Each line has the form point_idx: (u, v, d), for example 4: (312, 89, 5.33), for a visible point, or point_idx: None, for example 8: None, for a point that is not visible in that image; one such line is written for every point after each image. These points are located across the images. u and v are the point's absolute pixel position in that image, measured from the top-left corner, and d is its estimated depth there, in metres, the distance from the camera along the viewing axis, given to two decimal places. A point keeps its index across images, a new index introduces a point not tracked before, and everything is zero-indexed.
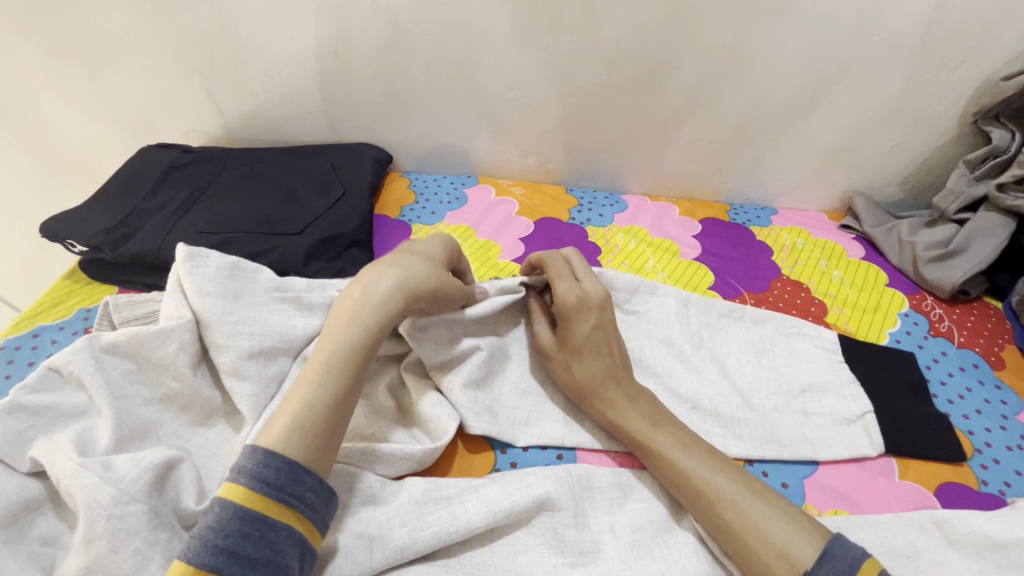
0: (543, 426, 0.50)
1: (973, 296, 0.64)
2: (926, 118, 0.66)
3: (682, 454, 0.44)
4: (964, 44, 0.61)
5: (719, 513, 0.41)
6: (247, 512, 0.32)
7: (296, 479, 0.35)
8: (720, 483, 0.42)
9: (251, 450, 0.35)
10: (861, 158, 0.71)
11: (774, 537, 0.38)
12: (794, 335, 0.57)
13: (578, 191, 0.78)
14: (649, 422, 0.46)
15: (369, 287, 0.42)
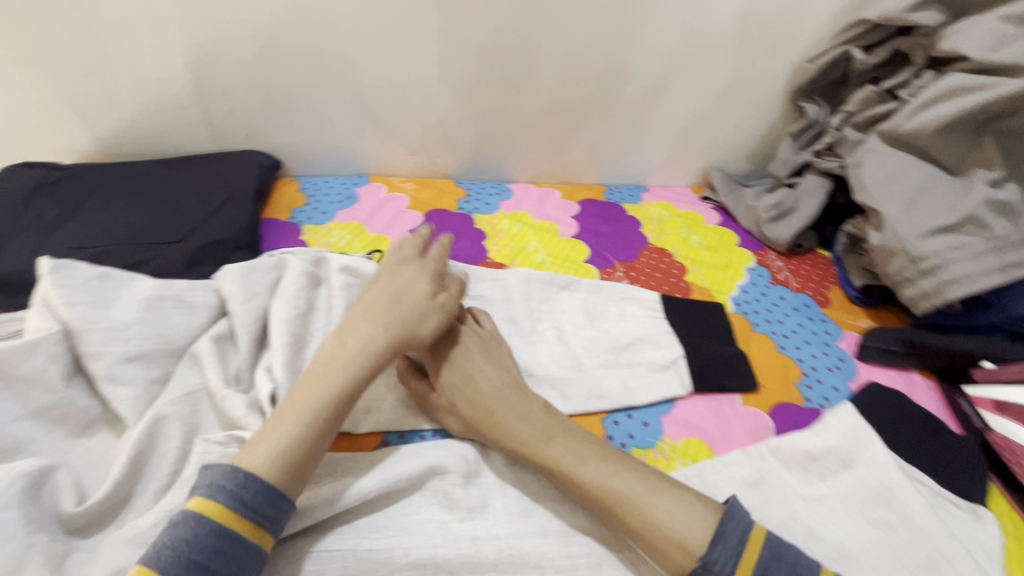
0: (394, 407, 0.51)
1: (807, 249, 0.74)
2: (757, 99, 0.77)
3: (578, 466, 0.44)
4: (775, 33, 0.71)
5: (622, 515, 0.42)
6: (226, 530, 0.36)
7: (273, 505, 0.38)
8: (617, 487, 0.43)
9: (231, 470, 0.38)
10: (711, 137, 0.81)
11: (669, 532, 0.40)
12: (624, 299, 0.64)
13: (467, 183, 0.82)
14: (541, 440, 0.46)
15: (359, 341, 0.46)
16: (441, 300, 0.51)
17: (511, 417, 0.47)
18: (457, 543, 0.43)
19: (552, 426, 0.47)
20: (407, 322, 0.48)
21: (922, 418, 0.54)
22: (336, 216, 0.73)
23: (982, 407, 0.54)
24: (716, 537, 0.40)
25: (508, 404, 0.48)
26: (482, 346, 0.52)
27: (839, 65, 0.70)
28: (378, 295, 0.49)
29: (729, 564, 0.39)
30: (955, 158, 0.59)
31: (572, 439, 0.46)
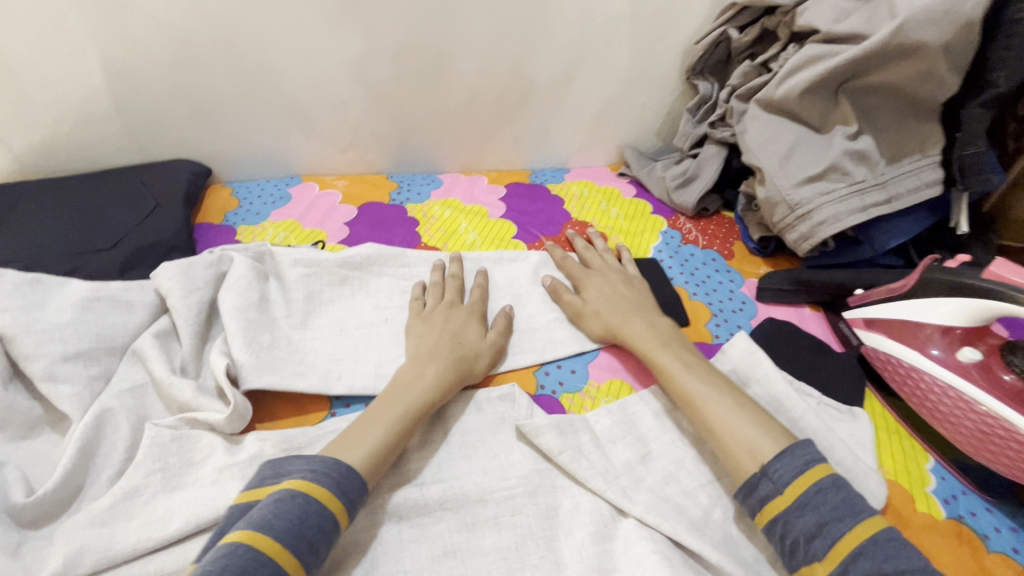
0: (355, 376, 0.55)
1: (712, 212, 0.83)
2: (657, 80, 0.84)
3: (685, 370, 0.52)
4: (664, 20, 0.79)
5: (699, 412, 0.49)
6: (328, 512, 0.38)
7: (360, 496, 0.41)
8: (701, 390, 0.50)
9: (333, 463, 0.41)
10: (621, 118, 0.88)
11: (742, 437, 0.45)
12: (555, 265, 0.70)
13: (398, 177, 0.86)
14: (660, 344, 0.55)
15: (426, 369, 0.52)
16: (492, 339, 0.58)
17: (642, 325, 0.58)
18: (405, 488, 0.47)
19: (675, 338, 0.56)
20: (467, 360, 0.54)
21: (811, 341, 0.62)
22: (270, 215, 0.75)
23: (855, 327, 0.62)
24: (783, 453, 0.43)
25: (627, 318, 0.59)
26: (622, 279, 0.65)
27: (721, 44, 0.79)
28: (438, 336, 0.56)
29: (792, 475, 0.42)
30: (818, 118, 0.69)
31: (688, 353, 0.54)
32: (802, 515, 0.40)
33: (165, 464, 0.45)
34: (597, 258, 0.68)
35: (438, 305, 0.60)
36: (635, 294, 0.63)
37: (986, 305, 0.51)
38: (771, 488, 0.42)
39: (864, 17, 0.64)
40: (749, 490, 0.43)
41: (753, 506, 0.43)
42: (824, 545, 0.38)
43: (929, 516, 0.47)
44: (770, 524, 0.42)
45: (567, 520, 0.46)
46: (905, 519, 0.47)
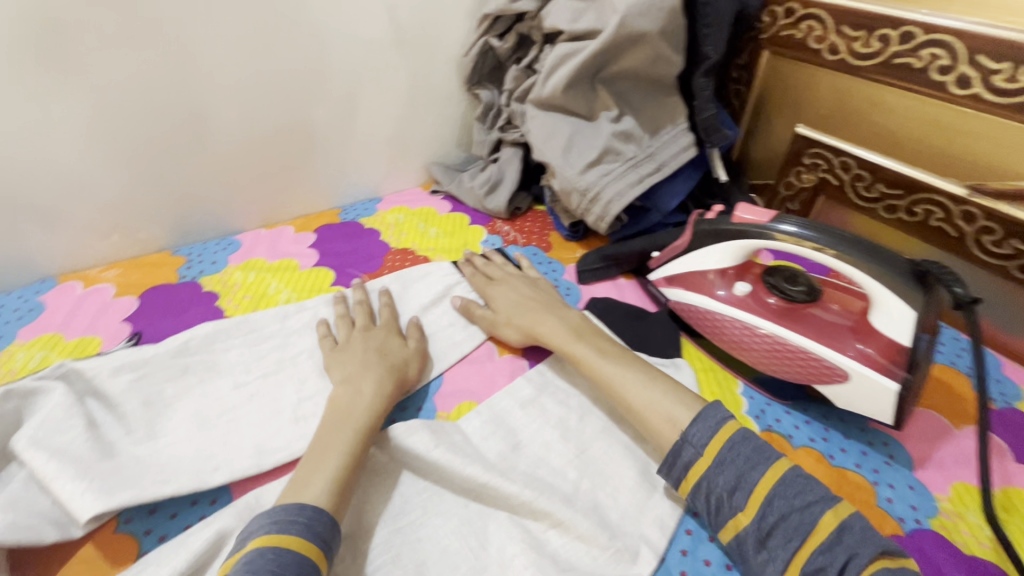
0: (234, 461, 0.50)
1: (525, 209, 0.87)
2: (441, 95, 0.86)
3: (600, 357, 0.55)
4: (429, 38, 0.80)
5: (618, 391, 0.52)
6: (306, 558, 0.37)
7: (332, 536, 0.40)
8: (616, 371, 0.53)
9: (300, 508, 0.40)
10: (419, 137, 0.89)
11: (660, 409, 0.49)
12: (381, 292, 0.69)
13: (186, 249, 0.76)
14: (572, 335, 0.58)
15: (361, 389, 0.52)
16: (415, 345, 0.60)
17: (554, 321, 0.60)
18: None
19: (586, 329, 0.59)
20: (398, 368, 0.56)
21: (630, 308, 0.68)
22: (17, 335, 0.61)
23: (660, 286, 0.68)
24: (699, 418, 0.46)
25: (536, 318, 0.61)
26: (526, 285, 0.67)
27: (488, 54, 0.83)
28: (363, 354, 0.56)
29: (707, 434, 0.45)
30: (585, 108, 0.75)
31: (601, 340, 0.57)
32: (722, 474, 0.43)
33: None
34: (498, 270, 0.71)
35: (352, 334, 0.60)
36: (545, 295, 0.65)
37: (746, 243, 0.58)
38: (693, 453, 0.45)
39: (595, 14, 0.70)
40: (672, 459, 0.46)
41: (678, 473, 0.45)
42: (743, 495, 0.42)
43: None
44: (697, 489, 0.44)
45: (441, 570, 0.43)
46: None
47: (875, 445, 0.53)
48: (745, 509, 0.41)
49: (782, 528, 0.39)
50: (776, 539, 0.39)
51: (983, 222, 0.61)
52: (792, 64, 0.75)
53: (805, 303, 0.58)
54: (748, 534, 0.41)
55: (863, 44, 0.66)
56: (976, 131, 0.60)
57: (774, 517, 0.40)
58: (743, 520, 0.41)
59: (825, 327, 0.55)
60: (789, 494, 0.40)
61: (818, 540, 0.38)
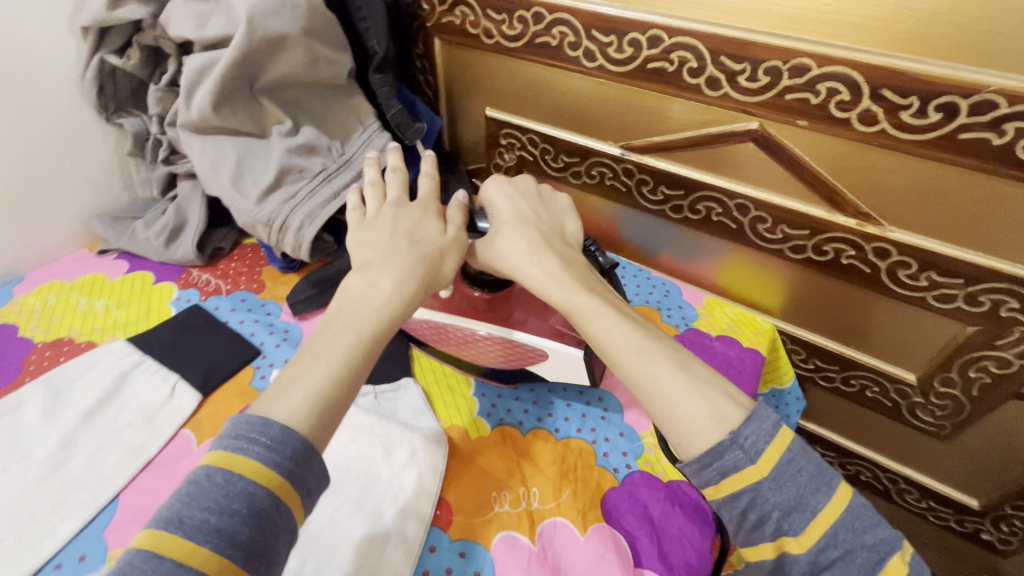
0: None
1: (229, 248, 0.74)
2: (69, 133, 0.67)
3: (625, 323, 0.45)
4: (14, 61, 0.61)
5: (632, 366, 0.43)
6: (257, 488, 0.33)
7: (307, 460, 0.35)
8: (637, 338, 0.44)
9: (270, 421, 0.35)
10: (54, 190, 0.68)
11: (698, 403, 0.40)
12: (18, 410, 0.52)
13: None
14: (584, 290, 0.47)
15: (367, 286, 0.44)
16: (453, 233, 0.51)
17: (541, 266, 0.49)
18: None
19: (597, 285, 0.49)
20: (430, 260, 0.48)
21: None
22: None
23: None
24: (752, 418, 0.39)
25: (529, 264, 0.49)
26: (532, 213, 0.54)
27: (112, 75, 0.66)
28: (390, 238, 0.48)
29: (763, 441, 0.38)
30: (252, 125, 0.65)
31: (616, 301, 0.48)
32: (781, 488, 0.37)
33: None
34: (499, 185, 0.56)
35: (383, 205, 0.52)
36: (533, 230, 0.52)
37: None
38: (738, 455, 0.38)
39: (223, 19, 0.60)
40: (711, 460, 0.38)
41: (710, 479, 0.39)
42: (802, 518, 0.37)
43: (479, 439, 0.53)
44: (728, 497, 0.38)
45: None
46: (465, 455, 0.51)
47: (592, 403, 0.57)
48: (799, 535, 0.37)
49: (840, 564, 0.36)
50: (832, 573, 0.36)
51: (637, 174, 0.70)
52: (462, 50, 0.75)
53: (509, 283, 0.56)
54: (799, 562, 0.37)
55: (508, 26, 0.68)
56: (616, 100, 0.66)
57: (837, 550, 0.36)
58: (796, 549, 0.37)
59: (528, 305, 0.55)
60: (857, 527, 0.37)
61: None
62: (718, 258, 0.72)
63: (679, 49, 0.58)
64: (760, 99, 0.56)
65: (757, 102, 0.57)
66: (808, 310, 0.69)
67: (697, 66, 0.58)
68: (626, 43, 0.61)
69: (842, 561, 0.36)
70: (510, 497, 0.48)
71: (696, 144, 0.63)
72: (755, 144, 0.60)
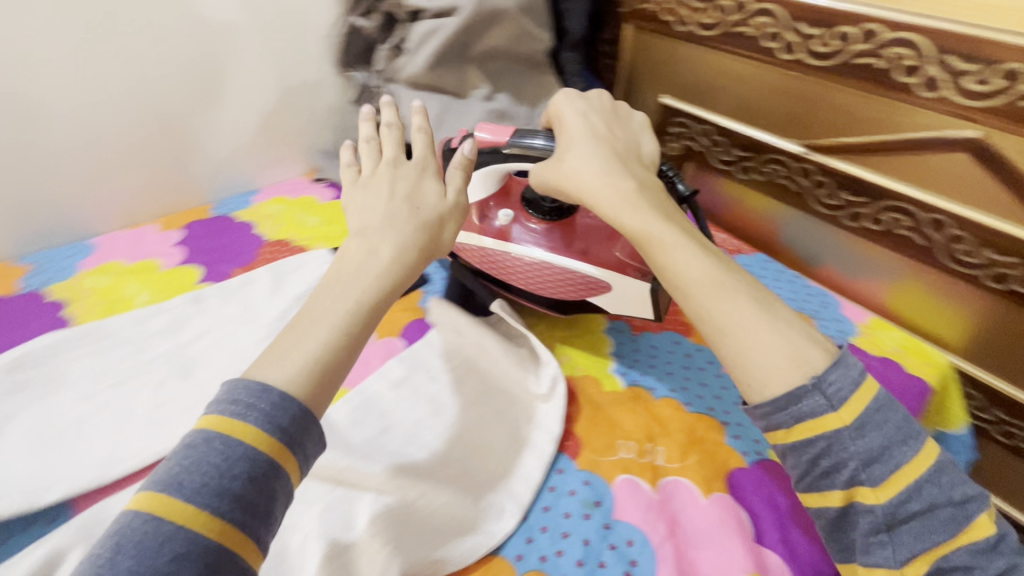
0: (77, 474, 0.47)
1: None
2: (314, 79, 0.83)
3: (704, 257, 0.44)
4: (293, 17, 0.77)
5: (709, 300, 0.42)
6: (258, 453, 0.31)
7: (304, 428, 0.34)
8: (719, 274, 0.43)
9: (264, 389, 0.34)
10: (295, 124, 0.85)
11: (781, 347, 0.39)
12: (254, 285, 0.67)
13: (33, 257, 0.70)
14: (660, 219, 0.46)
15: (417, 194, 0.47)
16: (453, 199, 0.49)
17: (617, 182, 0.49)
18: None
19: (671, 212, 0.48)
20: (432, 228, 0.45)
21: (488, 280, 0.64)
22: None
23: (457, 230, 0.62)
24: (838, 364, 0.38)
25: (602, 182, 0.49)
26: (602, 121, 0.54)
27: (354, 35, 0.79)
28: (389, 200, 0.45)
29: (847, 388, 0.37)
30: (455, 86, 0.74)
31: (690, 231, 0.47)
32: (863, 439, 0.37)
33: None
34: (569, 98, 0.56)
35: (378, 166, 0.49)
36: (606, 147, 0.51)
37: (491, 168, 0.58)
38: (819, 401, 0.37)
39: None
40: (789, 403, 0.38)
41: (781, 423, 0.38)
42: (882, 469, 0.37)
43: (612, 393, 0.56)
44: (802, 443, 0.38)
45: (298, 559, 0.42)
46: (596, 403, 0.55)
47: (728, 389, 0.57)
48: (877, 486, 0.37)
49: (923, 517, 0.36)
50: (909, 526, 0.36)
51: (819, 176, 0.67)
52: (653, 37, 0.78)
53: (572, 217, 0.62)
54: (876, 512, 0.37)
55: (707, 15, 0.70)
56: (810, 96, 0.64)
57: (919, 504, 0.36)
58: (872, 498, 0.37)
59: (592, 238, 0.60)
60: (944, 483, 0.37)
61: (968, 540, 0.36)
62: (890, 278, 0.66)
63: (895, 45, 0.55)
64: (988, 103, 0.52)
65: (982, 108, 0.52)
66: (993, 352, 0.62)
67: (913, 65, 0.55)
68: (833, 36, 0.59)
69: (922, 514, 0.36)
70: (635, 447, 0.50)
71: (887, 148, 0.60)
72: (968, 155, 0.55)
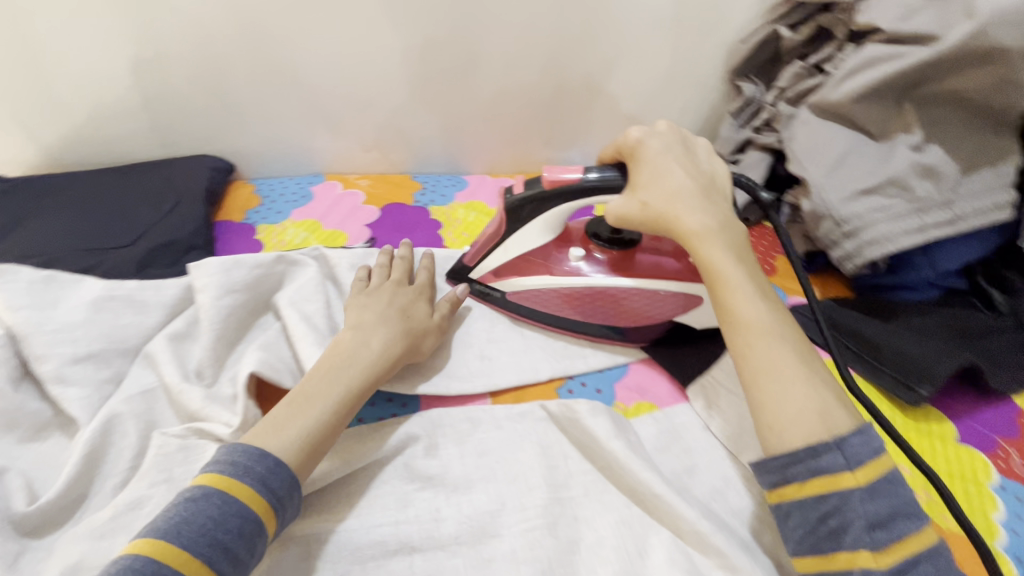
0: (428, 378, 0.55)
1: (753, 222, 0.77)
2: (698, 81, 0.80)
3: (758, 301, 0.47)
4: (711, 15, 0.74)
5: (758, 346, 0.45)
6: (250, 512, 0.37)
7: (289, 489, 0.40)
8: (770, 323, 0.46)
9: (261, 454, 0.40)
10: (658, 120, 0.84)
11: (811, 402, 0.42)
12: None
13: (423, 177, 0.84)
14: (732, 259, 0.50)
15: (409, 310, 0.55)
16: (439, 318, 0.57)
17: (704, 218, 0.51)
18: (414, 513, 0.44)
19: (742, 250, 0.51)
20: (415, 336, 0.53)
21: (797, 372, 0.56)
22: (292, 214, 0.74)
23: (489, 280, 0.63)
24: (861, 430, 0.41)
25: (688, 207, 0.51)
26: (685, 151, 0.55)
27: (769, 44, 0.73)
28: (385, 308, 0.54)
29: (865, 455, 0.40)
30: (877, 124, 0.62)
31: (755, 274, 0.50)
32: (871, 501, 0.39)
33: (170, 475, 0.44)
34: (663, 130, 0.56)
35: (385, 283, 0.57)
36: (694, 180, 0.53)
37: (558, 208, 0.56)
38: (838, 461, 0.40)
39: (934, 17, 0.58)
40: (807, 458, 0.40)
41: (796, 476, 0.41)
42: (885, 537, 0.38)
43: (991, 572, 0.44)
44: (811, 501, 0.40)
45: (591, 556, 0.43)
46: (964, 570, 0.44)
47: None
48: (880, 552, 0.38)
49: None
50: None
51: None
52: None
53: (634, 246, 0.60)
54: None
55: None
56: None
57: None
58: (870, 561, 0.38)
59: (657, 268, 0.59)
60: (941, 565, 0.38)
61: None
62: None
63: None
64: None
65: None
66: None
67: None
68: None
69: None
70: None
71: None
72: None
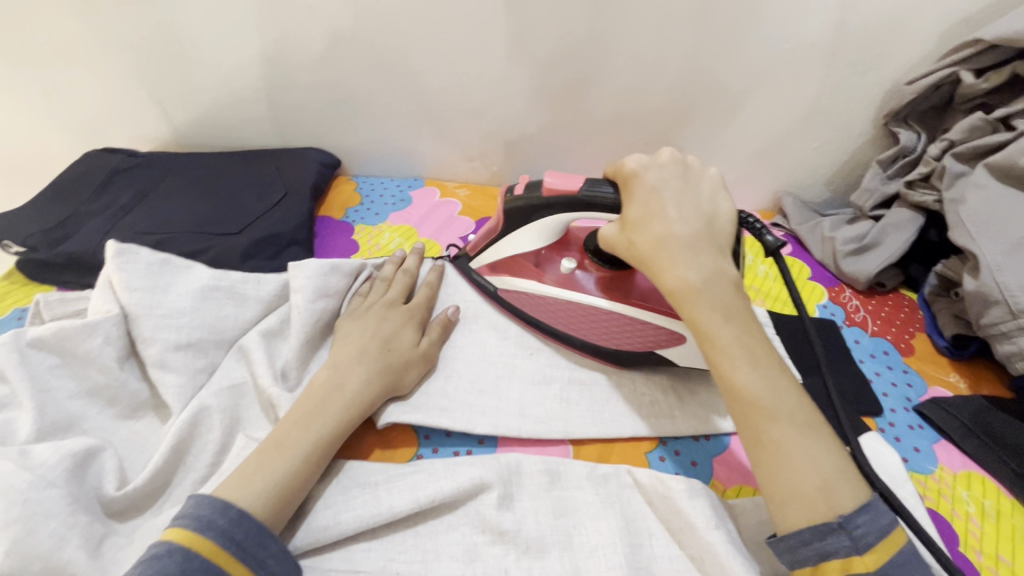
0: (501, 418, 0.52)
1: (889, 288, 0.68)
2: (843, 122, 0.71)
3: (749, 361, 0.41)
4: (875, 49, 0.65)
5: (751, 417, 0.39)
6: (216, 569, 0.35)
7: (262, 543, 0.37)
8: (762, 387, 0.40)
9: (225, 506, 0.37)
10: (786, 159, 0.76)
11: (809, 479, 0.36)
12: None
13: None
14: (720, 314, 0.43)
15: (393, 340, 0.52)
16: (424, 347, 0.54)
17: (689, 265, 0.44)
18: (482, 570, 0.41)
19: (735, 295, 0.44)
20: (394, 372, 0.51)
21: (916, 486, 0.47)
22: (389, 217, 0.74)
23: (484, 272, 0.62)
24: (867, 505, 0.36)
25: (677, 252, 0.45)
26: (677, 184, 0.48)
27: (943, 87, 0.63)
28: (366, 338, 0.52)
29: (874, 534, 0.35)
30: None
31: (750, 323, 0.43)
32: None
33: None
34: (664, 163, 0.50)
35: (376, 302, 0.56)
36: (680, 217, 0.46)
37: (557, 216, 0.54)
38: (844, 543, 0.35)
39: None
40: (812, 539, 0.35)
41: (805, 559, 0.36)
42: None
43: None
44: None
45: None
46: None
47: None
48: None
49: None
50: None
51: None
52: None
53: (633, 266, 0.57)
54: None
55: None
56: None
57: None
58: None
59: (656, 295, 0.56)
60: None
61: None
62: None
63: None
64: None
65: None
66: None
67: None
68: None
69: None
70: None
71: None
72: None
